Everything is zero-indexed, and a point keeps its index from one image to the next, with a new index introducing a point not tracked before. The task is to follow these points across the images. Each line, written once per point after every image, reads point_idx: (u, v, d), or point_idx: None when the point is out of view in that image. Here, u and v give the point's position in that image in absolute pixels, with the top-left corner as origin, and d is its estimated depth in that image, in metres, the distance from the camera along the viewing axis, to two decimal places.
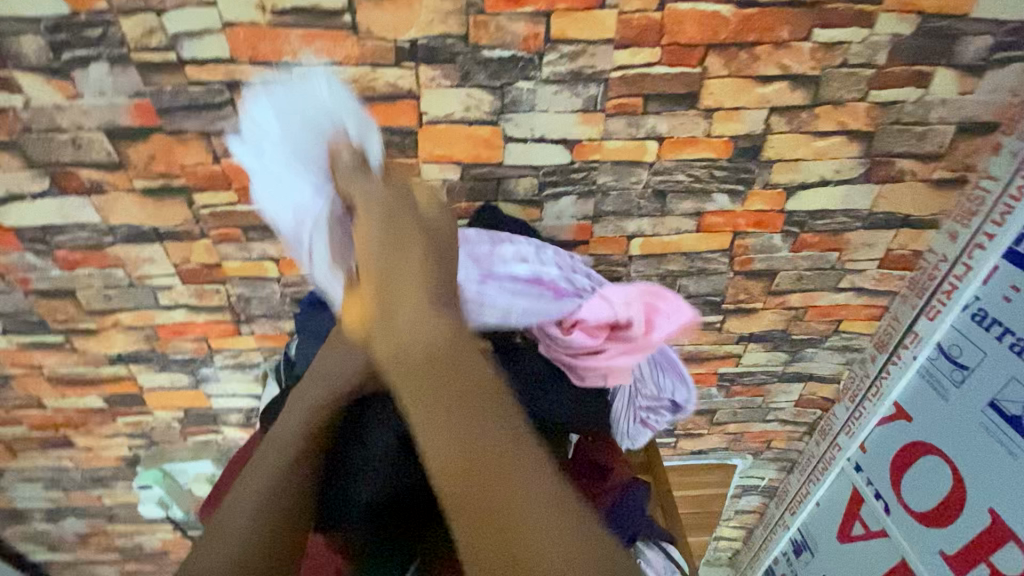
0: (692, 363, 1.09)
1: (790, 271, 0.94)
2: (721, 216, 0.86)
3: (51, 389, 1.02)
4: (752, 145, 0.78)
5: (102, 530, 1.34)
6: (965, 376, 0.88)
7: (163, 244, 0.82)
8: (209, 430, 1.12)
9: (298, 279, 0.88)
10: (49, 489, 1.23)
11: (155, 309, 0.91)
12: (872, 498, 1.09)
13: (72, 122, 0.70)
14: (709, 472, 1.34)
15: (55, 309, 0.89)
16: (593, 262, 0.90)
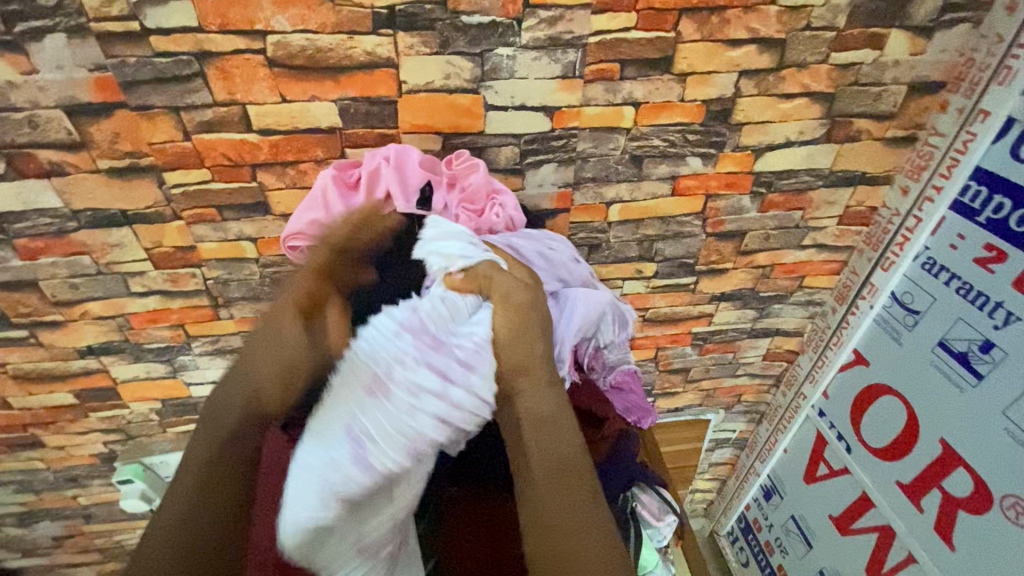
0: (668, 324, 1.14)
1: (758, 230, 0.99)
2: (694, 178, 0.89)
3: (16, 387, 0.97)
4: (723, 109, 0.81)
5: (79, 531, 1.31)
6: (916, 320, 0.96)
7: (133, 228, 0.79)
8: (189, 420, 1.10)
9: (278, 258, 0.86)
10: (20, 492, 1.19)
11: (126, 297, 0.87)
12: (835, 440, 1.19)
13: (28, 99, 0.66)
14: (684, 428, 1.41)
15: (17, 302, 0.85)
16: (574, 229, 0.92)
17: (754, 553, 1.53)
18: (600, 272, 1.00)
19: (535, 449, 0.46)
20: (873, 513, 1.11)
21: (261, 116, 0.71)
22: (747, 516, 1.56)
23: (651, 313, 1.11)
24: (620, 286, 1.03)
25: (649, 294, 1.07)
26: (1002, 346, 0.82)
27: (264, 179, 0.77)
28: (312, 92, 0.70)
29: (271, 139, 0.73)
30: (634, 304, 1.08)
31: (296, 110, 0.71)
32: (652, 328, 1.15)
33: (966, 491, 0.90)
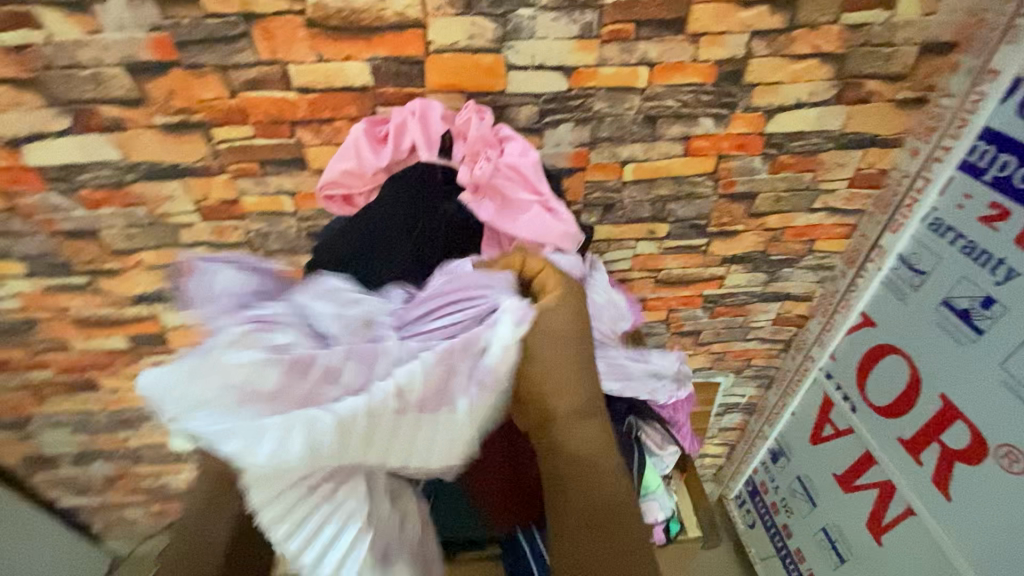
0: (680, 285, 1.19)
1: (769, 192, 1.03)
2: (706, 139, 0.93)
3: (77, 331, 1.07)
4: (735, 69, 0.85)
5: (129, 472, 1.43)
6: (921, 280, 0.99)
7: (183, 181, 0.86)
8: None
9: (313, 213, 0.93)
10: (77, 433, 1.30)
11: (176, 247, 0.95)
12: (841, 401, 1.23)
13: (93, 58, 0.73)
14: (695, 390, 1.46)
15: (79, 250, 0.93)
16: (590, 188, 0.97)
17: (761, 515, 1.59)
18: (614, 232, 1.05)
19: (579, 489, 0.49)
20: (875, 470, 1.16)
21: (300, 75, 0.77)
22: (754, 480, 1.61)
23: (663, 275, 1.16)
24: (633, 246, 1.08)
25: (661, 255, 1.11)
26: (1003, 302, 0.85)
27: (301, 135, 0.84)
28: (347, 52, 0.76)
29: (309, 97, 0.79)
30: (646, 265, 1.12)
31: (332, 69, 0.77)
32: (664, 290, 1.19)
33: (963, 443, 0.94)
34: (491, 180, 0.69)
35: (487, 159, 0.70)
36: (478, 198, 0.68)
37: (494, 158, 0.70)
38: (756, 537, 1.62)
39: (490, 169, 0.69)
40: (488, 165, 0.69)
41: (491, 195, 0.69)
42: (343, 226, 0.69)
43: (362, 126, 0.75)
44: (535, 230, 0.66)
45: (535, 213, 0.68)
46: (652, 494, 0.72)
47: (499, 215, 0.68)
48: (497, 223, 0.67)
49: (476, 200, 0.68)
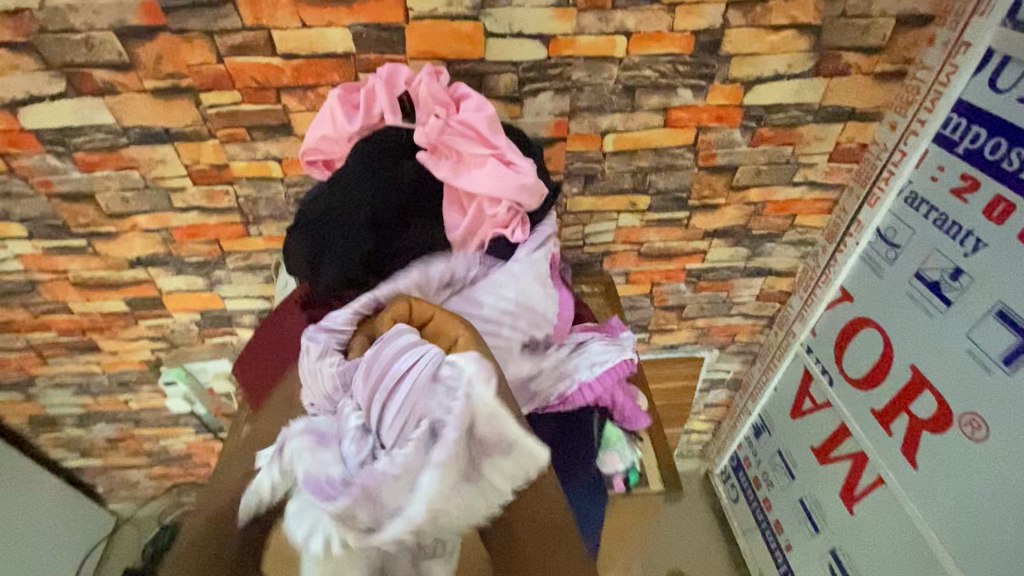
0: (663, 259, 1.21)
1: (749, 165, 1.04)
2: (685, 110, 0.94)
3: (76, 293, 1.11)
4: (712, 40, 0.86)
5: (130, 434, 1.48)
6: (897, 254, 1.00)
7: (174, 145, 0.89)
8: (224, 332, 1.23)
9: (301, 179, 0.96)
10: (79, 394, 1.35)
11: (170, 212, 0.99)
12: (820, 375, 1.25)
13: (84, 22, 0.75)
14: (680, 365, 1.48)
15: (77, 213, 0.97)
16: (570, 158, 0.99)
17: (743, 490, 1.63)
18: (595, 203, 1.07)
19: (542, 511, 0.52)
20: (849, 442, 1.19)
21: (284, 41, 0.79)
22: (738, 455, 1.65)
23: (646, 248, 1.18)
24: (615, 218, 1.10)
25: (643, 228, 1.13)
26: (970, 272, 0.86)
27: (287, 102, 0.86)
28: (329, 18, 0.78)
29: (294, 63, 0.82)
30: (629, 237, 1.15)
31: (314, 35, 0.79)
32: (647, 264, 1.21)
33: (930, 412, 0.96)
34: (442, 136, 0.70)
35: (442, 116, 0.71)
36: (433, 157, 0.70)
37: (447, 116, 0.72)
38: (739, 510, 1.66)
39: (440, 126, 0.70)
40: (437, 121, 0.70)
41: (449, 154, 0.71)
42: (317, 190, 0.73)
43: (336, 93, 0.76)
44: (491, 181, 0.68)
45: (492, 165, 0.69)
46: (612, 445, 0.76)
47: (456, 174, 0.69)
48: (454, 180, 0.69)
49: (434, 159, 0.70)
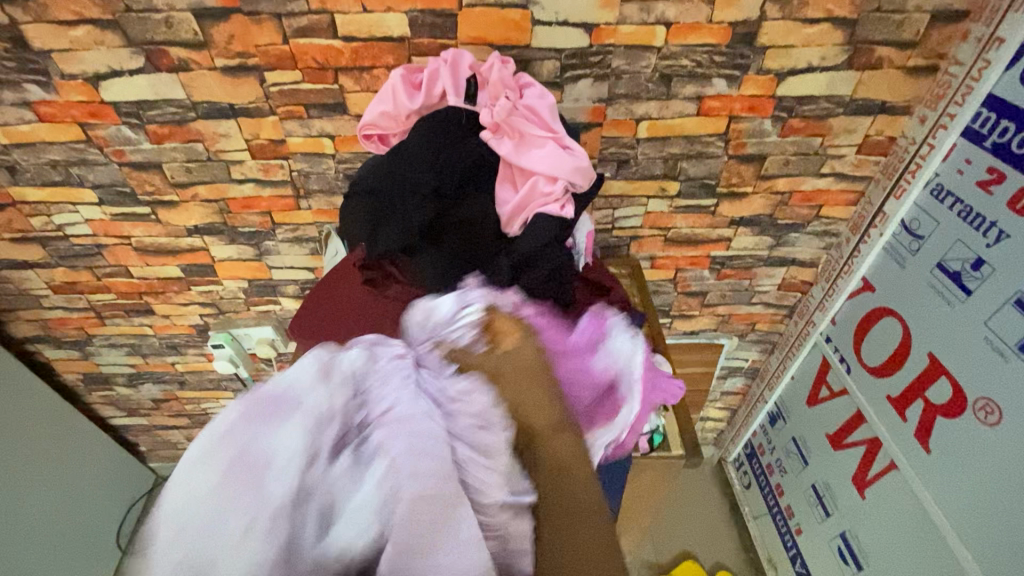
0: (688, 245, 1.24)
1: (778, 155, 1.07)
2: (719, 100, 0.98)
3: (137, 257, 1.19)
4: (748, 31, 0.90)
5: (174, 396, 1.57)
6: (920, 245, 1.03)
7: (238, 121, 0.96)
8: (268, 301, 1.30)
9: (351, 156, 1.02)
10: (130, 355, 1.44)
11: (228, 183, 1.06)
12: (838, 363, 1.28)
13: (166, 3, 0.82)
14: (700, 351, 1.52)
15: (144, 182, 1.05)
16: (605, 143, 1.03)
17: (756, 476, 1.67)
18: (627, 188, 1.12)
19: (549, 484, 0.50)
20: (864, 428, 1.22)
21: (345, 24, 0.85)
22: (752, 442, 1.69)
23: (672, 234, 1.22)
24: (644, 203, 1.14)
25: (671, 214, 1.17)
26: (992, 263, 0.89)
27: (344, 82, 0.92)
28: (388, 4, 0.83)
29: (353, 45, 0.88)
30: (656, 223, 1.19)
31: (374, 20, 0.85)
32: (673, 249, 1.25)
33: (945, 397, 1.00)
34: (509, 117, 0.75)
35: (508, 99, 0.76)
36: (497, 136, 0.75)
37: (514, 99, 0.77)
38: (750, 496, 1.70)
39: (507, 108, 0.75)
40: (504, 102, 0.75)
41: (511, 134, 0.75)
42: (374, 162, 0.81)
43: (399, 72, 0.81)
44: (549, 161, 0.73)
45: (551, 147, 0.74)
46: None
47: (517, 152, 0.74)
48: (514, 158, 0.74)
49: (495, 137, 0.75)
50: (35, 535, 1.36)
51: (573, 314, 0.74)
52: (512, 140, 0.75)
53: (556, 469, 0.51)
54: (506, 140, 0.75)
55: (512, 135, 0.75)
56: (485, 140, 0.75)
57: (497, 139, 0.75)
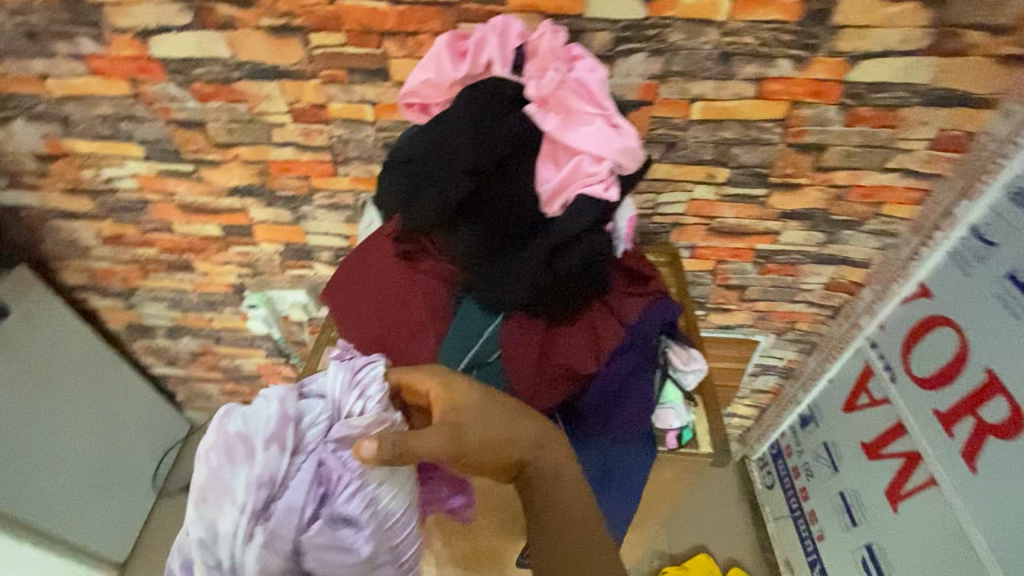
0: (733, 236, 1.19)
1: (840, 146, 1.00)
2: (781, 82, 0.92)
3: (180, 214, 1.21)
4: (821, 9, 0.83)
5: (210, 350, 1.62)
6: (990, 252, 0.97)
7: (281, 83, 0.95)
8: (302, 265, 1.32)
9: (390, 124, 1.00)
10: (171, 309, 1.49)
11: (269, 145, 1.06)
12: (882, 371, 1.22)
13: None
14: (734, 347, 1.47)
15: (188, 140, 1.06)
16: (654, 124, 0.98)
17: (780, 477, 1.63)
18: (672, 172, 1.07)
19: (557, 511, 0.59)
20: (903, 440, 1.17)
21: None
22: (780, 443, 1.64)
23: (717, 224, 1.16)
24: (690, 189, 1.09)
25: (718, 202, 1.12)
26: None
27: (387, 47, 0.89)
28: None
29: (399, 9, 0.85)
30: (700, 211, 1.13)
31: None
32: (716, 240, 1.20)
33: (1001, 417, 0.94)
34: (555, 91, 0.71)
35: (556, 71, 0.73)
36: (541, 109, 0.72)
37: (562, 71, 0.73)
38: (772, 497, 1.66)
39: (553, 81, 0.71)
40: (552, 76, 0.72)
41: (558, 109, 0.72)
42: (413, 132, 0.79)
43: (445, 39, 0.79)
44: (594, 139, 0.70)
45: (598, 125, 0.70)
46: (669, 403, 0.80)
47: (563, 128, 0.71)
48: (559, 134, 0.70)
49: (540, 112, 0.71)
50: (72, 468, 1.44)
51: (600, 307, 0.75)
52: (557, 114, 0.71)
53: (551, 501, 0.59)
54: (550, 115, 0.71)
55: (557, 109, 0.71)
56: (527, 114, 0.72)
57: (541, 113, 0.71)
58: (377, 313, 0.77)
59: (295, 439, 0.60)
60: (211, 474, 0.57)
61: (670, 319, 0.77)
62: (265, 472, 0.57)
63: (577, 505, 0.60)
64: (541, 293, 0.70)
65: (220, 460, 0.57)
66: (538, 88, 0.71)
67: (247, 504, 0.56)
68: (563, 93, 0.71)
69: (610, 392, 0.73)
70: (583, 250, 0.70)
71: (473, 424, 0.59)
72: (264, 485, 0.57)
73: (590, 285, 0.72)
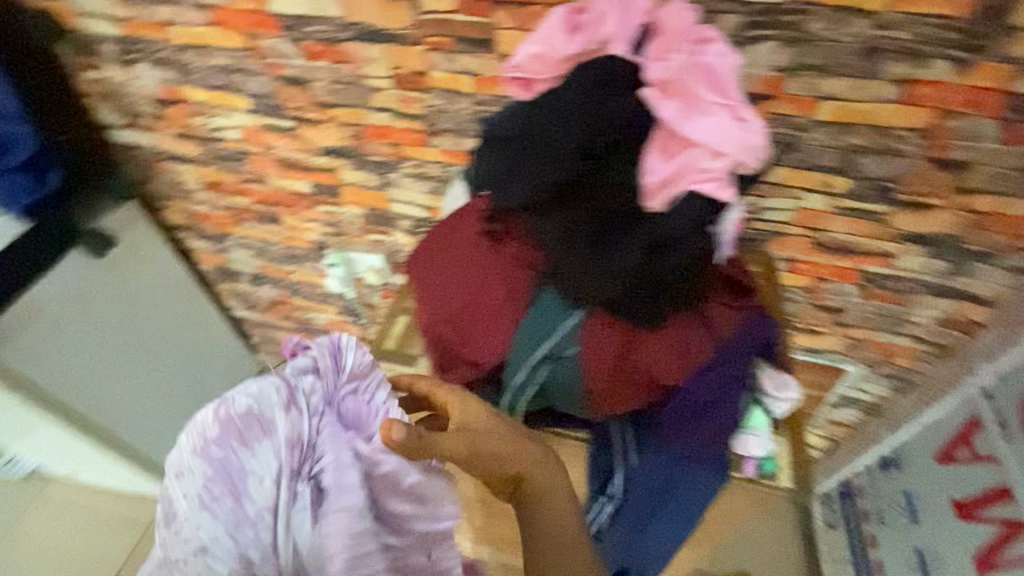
0: (839, 254, 1.08)
1: (991, 167, 0.87)
2: (932, 87, 0.80)
3: (275, 168, 1.26)
4: (998, 5, 0.72)
5: (286, 301, 1.70)
6: None
7: (386, 47, 0.95)
8: (382, 231, 1.33)
9: (488, 98, 0.97)
10: (257, 257, 1.57)
11: (366, 109, 1.06)
12: (992, 426, 1.08)
13: None
14: (818, 372, 1.35)
15: (292, 97, 1.08)
16: (772, 122, 0.90)
17: (843, 520, 1.45)
18: (783, 177, 0.98)
19: (551, 529, 0.64)
20: (1005, 506, 1.03)
21: None
22: (850, 481, 1.48)
23: (824, 239, 1.06)
24: (801, 196, 0.99)
25: (829, 215, 1.01)
26: None
27: (497, 17, 0.86)
28: None
29: None
30: (807, 222, 1.04)
31: None
32: (819, 256, 1.09)
33: None
34: (679, 74, 0.66)
35: (682, 54, 0.67)
36: (660, 93, 0.66)
37: (689, 53, 0.67)
38: None
39: (679, 65, 0.66)
40: (678, 58, 0.66)
41: (679, 94, 0.66)
42: (515, 107, 0.75)
43: (561, 12, 0.74)
44: (716, 131, 0.64)
45: (721, 117, 0.64)
46: (755, 430, 0.76)
47: (682, 116, 0.65)
48: (677, 122, 0.65)
49: (658, 96, 0.66)
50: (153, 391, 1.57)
51: (697, 314, 0.69)
52: (678, 100, 0.66)
53: (550, 520, 0.64)
54: (670, 100, 0.66)
55: (678, 95, 0.66)
56: (642, 97, 0.67)
57: (660, 98, 0.66)
58: (448, 301, 0.76)
59: (307, 401, 0.68)
60: (222, 467, 0.60)
61: (765, 339, 0.72)
62: (292, 432, 0.64)
63: (566, 528, 0.65)
64: (631, 292, 0.66)
65: (229, 450, 0.61)
66: (660, 70, 0.66)
67: (283, 466, 0.62)
68: (687, 78, 0.66)
69: (689, 411, 0.70)
70: (682, 254, 0.65)
71: (486, 441, 0.63)
72: (290, 444, 0.63)
73: (684, 290, 0.67)
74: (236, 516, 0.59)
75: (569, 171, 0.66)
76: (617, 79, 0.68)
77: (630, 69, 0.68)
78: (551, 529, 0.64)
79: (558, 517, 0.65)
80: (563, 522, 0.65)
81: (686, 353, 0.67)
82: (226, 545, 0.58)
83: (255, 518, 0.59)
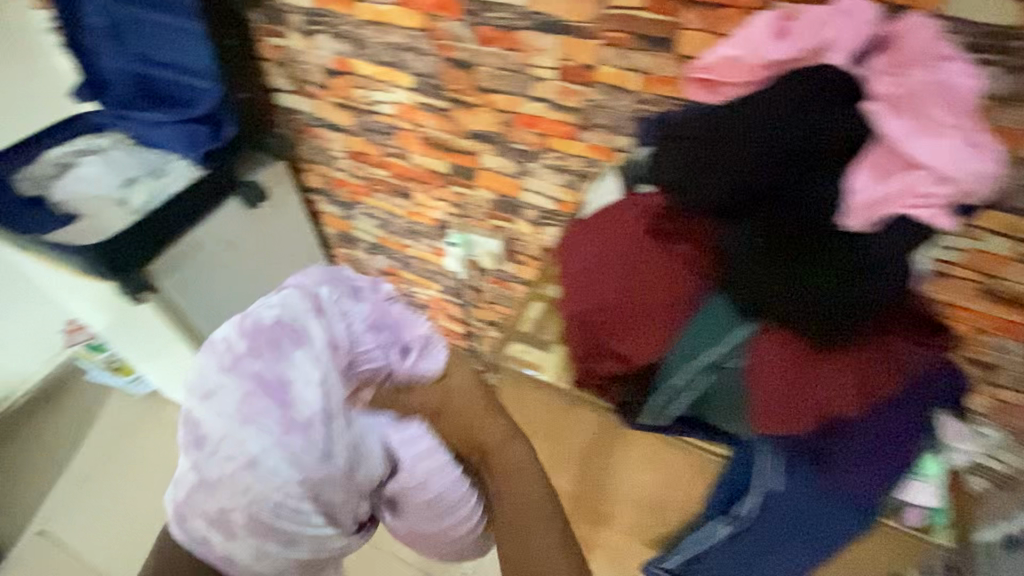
0: (1011, 306, 0.99)
1: None
2: None
3: (419, 146, 1.32)
4: None
5: (396, 273, 1.79)
6: None
7: (561, 38, 0.97)
8: (507, 218, 1.36)
9: (654, 99, 0.96)
10: (379, 228, 1.65)
11: (523, 98, 1.09)
12: None
13: None
14: None
15: (454, 79, 1.13)
16: None
17: None
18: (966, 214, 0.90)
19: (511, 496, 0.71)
20: None
21: None
22: None
23: (997, 287, 0.97)
24: (981, 237, 0.92)
25: (1010, 260, 0.93)
26: None
27: (685, 17, 0.85)
28: None
29: None
30: (980, 264, 0.96)
31: None
32: (985, 305, 1.00)
33: None
34: (913, 94, 0.63)
35: (914, 74, 0.65)
36: (887, 110, 0.64)
37: (926, 74, 0.64)
38: None
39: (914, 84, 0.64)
40: (914, 77, 0.64)
41: (908, 113, 0.63)
42: (701, 109, 0.74)
43: (769, 19, 0.73)
44: (950, 155, 0.60)
45: (955, 142, 0.61)
46: (926, 479, 0.74)
47: (910, 135, 0.62)
48: (904, 141, 0.62)
49: (884, 112, 0.63)
50: None
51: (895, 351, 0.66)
52: (909, 120, 0.63)
53: (512, 488, 0.71)
54: (900, 118, 0.63)
55: (908, 114, 0.63)
56: (867, 112, 0.64)
57: (887, 115, 0.63)
58: (599, 291, 0.76)
59: (320, 308, 0.77)
60: (258, 375, 0.70)
61: (955, 392, 0.71)
62: (332, 337, 0.75)
63: (530, 498, 0.70)
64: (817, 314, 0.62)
65: (261, 355, 0.72)
66: (891, 89, 0.64)
67: (325, 367, 0.73)
68: (924, 98, 0.63)
69: (871, 447, 0.68)
70: (882, 280, 0.62)
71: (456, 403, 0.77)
72: (332, 345, 0.75)
73: (877, 323, 0.66)
74: (282, 416, 0.69)
75: (765, 178, 0.65)
76: (825, 88, 0.65)
77: (843, 78, 0.66)
78: (515, 498, 0.70)
79: (516, 484, 0.71)
80: (527, 489, 0.71)
81: (877, 388, 0.65)
82: (278, 455, 0.67)
83: (305, 416, 0.69)
